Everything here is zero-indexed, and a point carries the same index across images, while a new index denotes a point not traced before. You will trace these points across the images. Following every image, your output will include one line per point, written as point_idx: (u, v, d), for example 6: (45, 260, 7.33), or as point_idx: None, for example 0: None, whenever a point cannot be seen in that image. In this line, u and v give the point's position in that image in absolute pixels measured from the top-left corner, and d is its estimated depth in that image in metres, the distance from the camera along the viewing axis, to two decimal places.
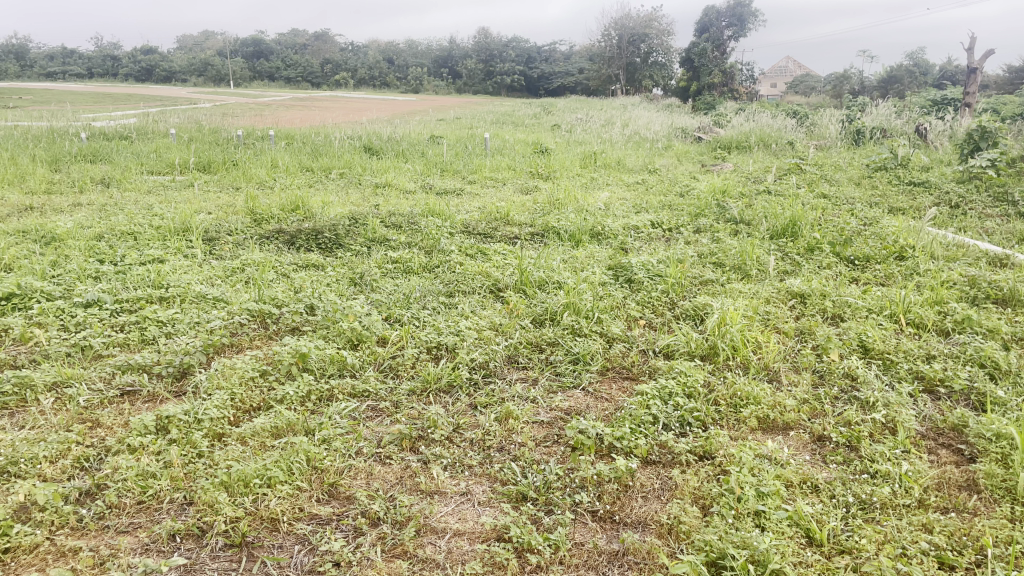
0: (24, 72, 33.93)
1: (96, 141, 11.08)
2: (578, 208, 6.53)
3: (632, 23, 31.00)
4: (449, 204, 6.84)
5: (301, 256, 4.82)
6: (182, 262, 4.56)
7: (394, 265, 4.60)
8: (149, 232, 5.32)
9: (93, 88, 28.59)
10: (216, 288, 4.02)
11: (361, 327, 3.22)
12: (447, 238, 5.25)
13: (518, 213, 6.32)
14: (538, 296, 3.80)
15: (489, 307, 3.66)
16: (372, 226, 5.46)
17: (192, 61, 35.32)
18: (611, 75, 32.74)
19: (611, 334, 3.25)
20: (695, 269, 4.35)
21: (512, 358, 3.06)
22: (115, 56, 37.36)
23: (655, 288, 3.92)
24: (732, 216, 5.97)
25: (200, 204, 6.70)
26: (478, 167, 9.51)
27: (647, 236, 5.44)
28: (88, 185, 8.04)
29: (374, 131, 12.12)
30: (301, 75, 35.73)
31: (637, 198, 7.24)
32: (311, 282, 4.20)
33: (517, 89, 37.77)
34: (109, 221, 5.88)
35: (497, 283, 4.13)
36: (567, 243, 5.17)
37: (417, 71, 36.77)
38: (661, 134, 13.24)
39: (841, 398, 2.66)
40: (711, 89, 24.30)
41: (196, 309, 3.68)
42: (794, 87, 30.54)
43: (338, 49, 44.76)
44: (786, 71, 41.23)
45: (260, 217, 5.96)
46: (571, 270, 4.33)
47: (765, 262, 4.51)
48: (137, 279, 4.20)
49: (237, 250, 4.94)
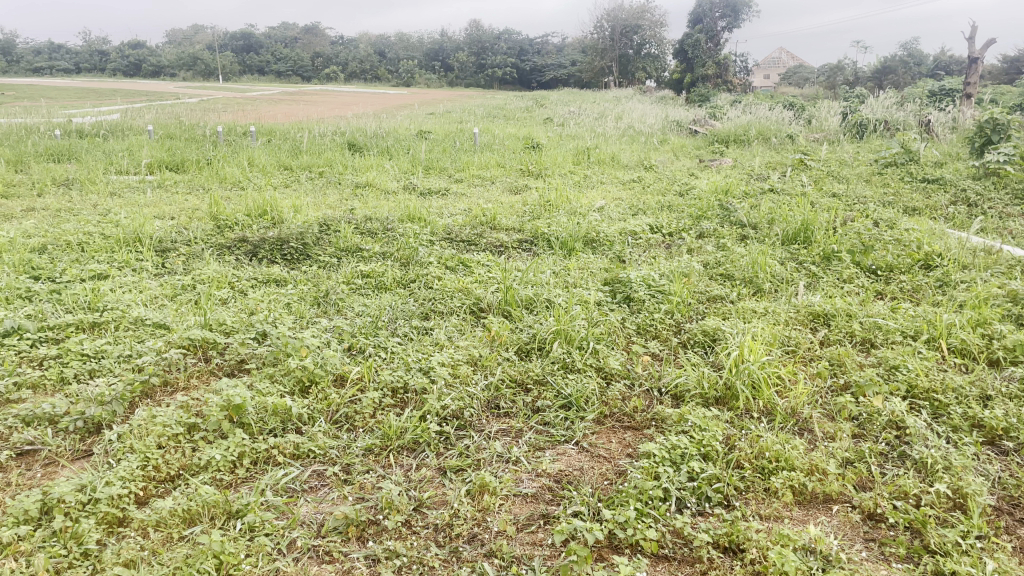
0: (9, 67, 33.21)
1: (66, 138, 10.52)
2: (571, 211, 6.05)
3: (625, 14, 30.64)
4: (432, 207, 6.35)
5: (262, 270, 4.33)
6: (128, 280, 4.06)
7: (364, 280, 4.12)
8: (97, 242, 4.81)
9: (78, 83, 27.89)
10: (159, 312, 3.53)
11: (314, 363, 2.73)
12: (426, 246, 4.76)
13: (505, 216, 5.84)
14: (524, 320, 3.31)
15: (467, 335, 3.18)
16: (344, 233, 4.96)
17: (181, 55, 34.78)
18: (604, 68, 32.24)
19: (610, 368, 2.78)
20: (700, 284, 3.87)
21: (492, 402, 2.58)
22: (103, 52, 36.70)
23: (658, 309, 3.44)
24: (738, 219, 5.50)
25: (163, 209, 6.19)
26: (467, 165, 9.01)
27: (646, 244, 4.96)
28: (50, 186, 7.53)
29: (359, 126, 11.61)
30: (291, 70, 35.20)
31: (634, 198, 6.78)
32: (267, 303, 3.71)
33: (509, 83, 37.27)
34: (58, 228, 5.36)
35: (478, 303, 3.65)
36: (558, 252, 4.70)
37: (408, 65, 36.26)
38: (656, 129, 12.74)
39: (890, 457, 2.20)
40: (704, 81, 23.80)
41: (129, 339, 3.18)
42: (788, 79, 30.16)
43: (329, 43, 44.16)
44: (779, 63, 40.81)
45: (223, 224, 5.46)
46: (562, 286, 3.86)
47: (779, 275, 4.05)
48: (71, 301, 3.69)
49: (193, 264, 4.44)
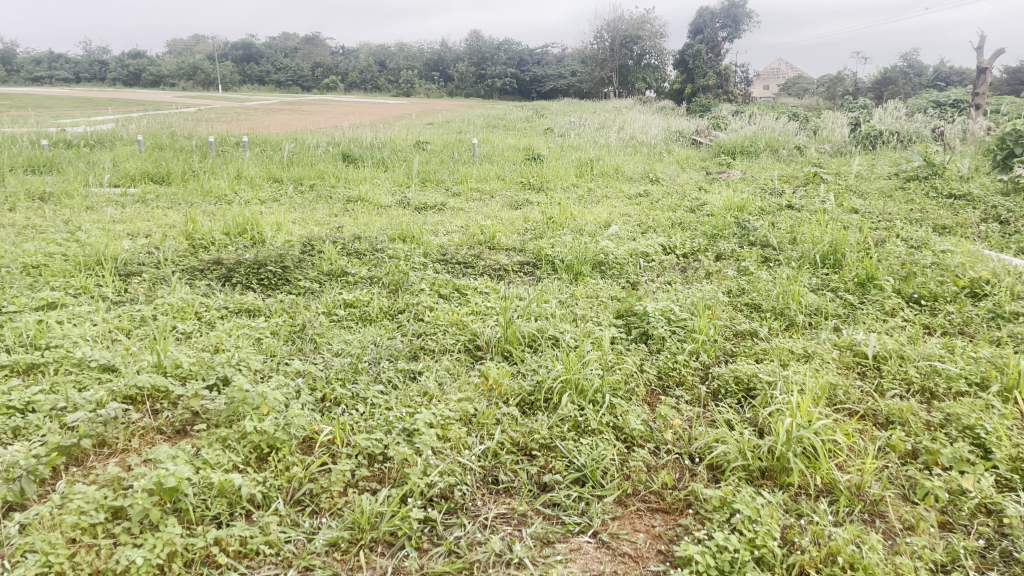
0: (9, 77, 32.84)
1: (49, 148, 10.03)
2: (576, 229, 5.62)
3: (625, 24, 30.28)
4: (425, 223, 5.90)
5: (234, 298, 3.88)
6: (83, 312, 3.59)
7: (346, 310, 3.67)
8: (55, 264, 4.34)
9: (77, 93, 27.48)
10: (108, 352, 3.06)
11: (275, 424, 2.27)
12: (417, 270, 4.32)
13: (504, 234, 5.40)
14: (527, 364, 2.85)
15: (460, 382, 2.72)
16: (328, 254, 4.51)
17: (181, 65, 34.48)
18: (604, 77, 31.89)
19: (631, 430, 2.33)
20: (726, 318, 3.42)
21: (489, 475, 2.14)
22: (102, 61, 36.37)
23: (682, 349, 2.98)
24: (758, 240, 5.06)
25: (138, 226, 5.73)
26: (464, 177, 8.59)
27: (659, 267, 4.51)
28: (23, 199, 7.06)
29: (355, 136, 11.15)
30: (291, 79, 34.89)
31: (642, 215, 6.34)
32: (234, 339, 3.25)
33: (509, 93, 36.91)
34: (18, 246, 4.89)
35: (474, 340, 3.20)
36: (564, 277, 4.25)
37: (408, 74, 35.91)
38: (659, 139, 12.32)
39: (989, 559, 1.76)
40: (705, 91, 23.49)
41: (67, 387, 2.71)
42: (789, 89, 29.78)
43: (330, 53, 43.87)
44: (779, 74, 40.50)
45: (199, 243, 5.00)
46: (569, 318, 3.41)
47: (812, 306, 3.60)
48: (12, 336, 3.21)
49: (158, 291, 3.98)
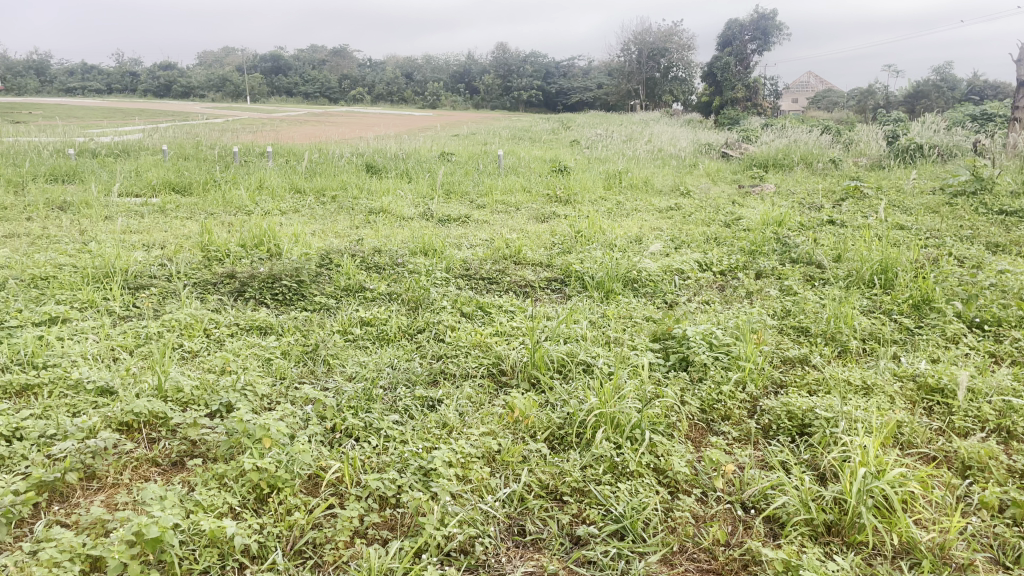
0: (44, 89, 33.33)
1: (75, 157, 9.97)
2: (606, 244, 5.38)
3: (652, 37, 30.02)
4: (449, 236, 5.69)
5: (246, 314, 3.67)
6: (86, 327, 3.39)
7: (363, 329, 3.45)
8: (65, 276, 4.17)
9: (109, 103, 27.78)
10: (108, 372, 2.85)
11: (278, 461, 2.05)
12: (439, 286, 4.09)
13: (531, 249, 5.17)
14: (557, 392, 2.60)
15: (483, 413, 2.48)
16: (346, 269, 4.30)
17: (211, 77, 34.79)
18: (631, 90, 31.65)
19: (674, 473, 2.07)
20: (773, 344, 3.15)
21: (515, 525, 1.90)
22: (135, 73, 36.79)
23: (726, 378, 2.72)
24: (800, 257, 4.78)
25: (153, 236, 5.57)
26: (490, 189, 8.37)
27: (695, 285, 4.25)
28: (43, 209, 6.94)
29: (380, 147, 11.00)
30: (318, 91, 35.06)
31: (675, 229, 6.07)
32: (242, 359, 3.04)
33: (535, 106, 36.79)
34: (29, 257, 4.72)
35: (498, 363, 2.96)
36: (594, 295, 4.00)
37: (434, 86, 35.92)
38: (689, 152, 12.04)
39: None
40: (734, 103, 23.16)
41: (58, 411, 2.50)
42: (818, 103, 29.33)
43: (357, 65, 44.08)
44: (808, 87, 39.99)
45: (214, 255, 4.82)
46: (601, 341, 3.16)
47: (865, 331, 3.32)
48: (7, 352, 3.00)
49: (166, 307, 3.78)
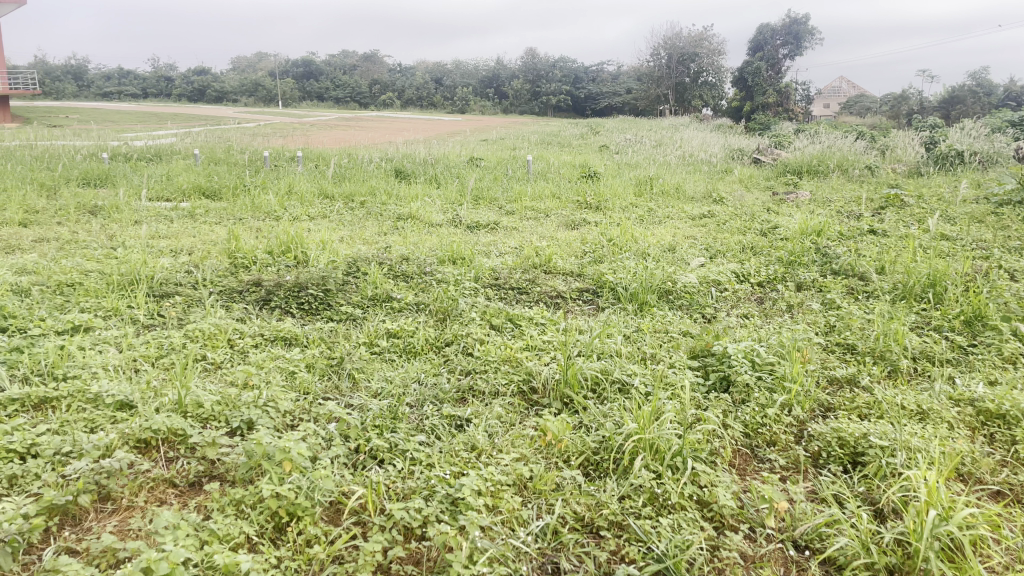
0: (81, 93, 33.89)
1: (108, 161, 10.02)
2: (639, 253, 5.23)
3: (682, 41, 29.78)
4: (477, 244, 5.58)
5: (270, 324, 3.58)
6: (109, 336, 3.32)
7: (389, 341, 3.34)
8: (91, 283, 4.12)
9: (144, 108, 28.19)
10: (128, 384, 2.77)
11: (298, 488, 1.95)
12: (468, 296, 3.98)
13: (561, 257, 5.04)
14: (591, 414, 2.47)
15: (514, 435, 2.35)
16: (373, 278, 4.21)
17: (243, 82, 35.14)
18: (660, 95, 31.40)
19: (718, 506, 1.94)
20: (818, 363, 2.98)
21: (549, 562, 1.78)
22: (169, 77, 37.27)
23: (771, 401, 2.57)
24: (842, 269, 4.60)
25: (181, 242, 5.53)
26: (519, 196, 8.26)
27: (733, 298, 4.09)
28: (73, 213, 6.94)
29: (409, 152, 10.94)
30: (349, 96, 35.27)
31: (709, 237, 5.91)
32: (265, 372, 2.94)
33: (563, 110, 36.65)
34: (56, 263, 4.69)
35: (529, 380, 2.83)
36: (628, 308, 3.86)
37: (463, 91, 35.94)
38: (720, 158, 11.84)
39: None
40: (765, 109, 22.84)
41: (77, 426, 2.42)
42: (850, 108, 28.87)
43: (387, 70, 44.30)
44: (841, 91, 39.40)
45: (241, 262, 4.76)
46: (636, 357, 3.02)
47: (915, 350, 3.14)
48: (28, 363, 2.93)
49: (191, 316, 3.70)
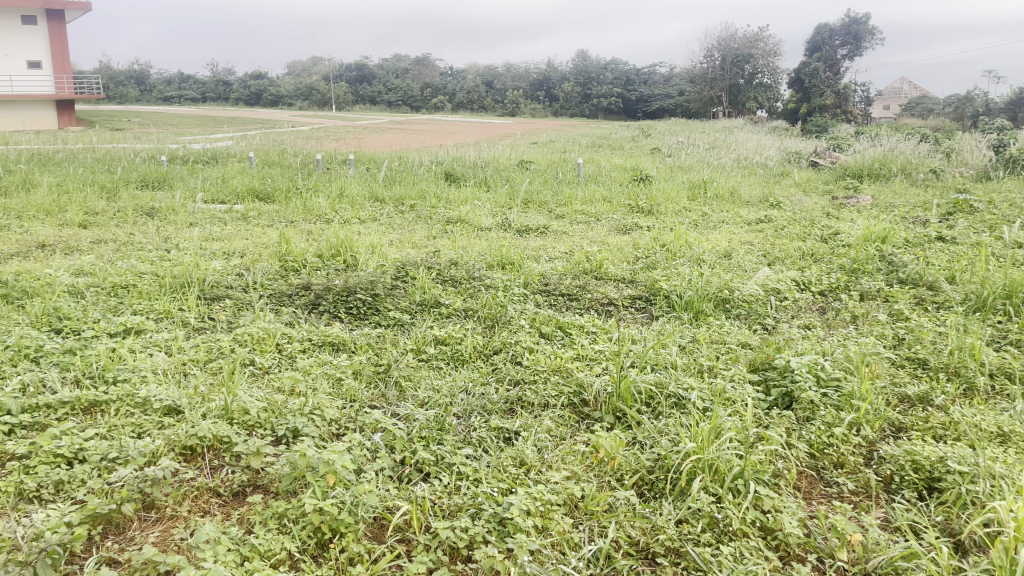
0: (143, 98, 34.87)
1: (166, 164, 10.21)
2: (693, 259, 5.08)
3: (737, 43, 29.27)
4: (527, 248, 5.50)
5: (318, 329, 3.55)
6: (160, 340, 3.32)
7: (437, 349, 3.28)
8: (145, 285, 4.15)
9: (203, 112, 28.87)
10: (175, 389, 2.75)
11: (342, 503, 1.89)
12: (518, 303, 3.89)
13: (613, 263, 4.92)
14: (646, 429, 2.36)
15: (565, 451, 2.26)
16: (421, 283, 4.15)
17: (298, 86, 35.72)
18: (714, 97, 30.90)
19: (784, 535, 1.82)
20: (887, 379, 2.82)
21: None
22: (227, 81, 38.10)
23: (838, 419, 2.42)
24: (909, 278, 4.39)
25: (234, 245, 5.57)
26: (569, 199, 8.15)
27: (793, 307, 3.93)
28: (131, 215, 7.07)
29: (459, 155, 10.92)
30: (401, 99, 35.57)
31: (766, 244, 5.72)
32: (311, 379, 2.90)
33: (614, 113, 36.34)
34: (112, 265, 4.75)
35: (580, 392, 2.73)
36: (682, 317, 3.73)
37: (513, 93, 35.91)
38: (776, 161, 11.54)
39: None
40: (823, 111, 22.29)
41: (124, 432, 2.40)
42: (911, 110, 28.01)
43: (438, 73, 44.57)
44: (901, 92, 38.27)
45: (292, 265, 4.76)
46: (692, 370, 2.89)
47: (993, 366, 2.95)
48: (80, 365, 2.94)
49: (240, 320, 3.70)
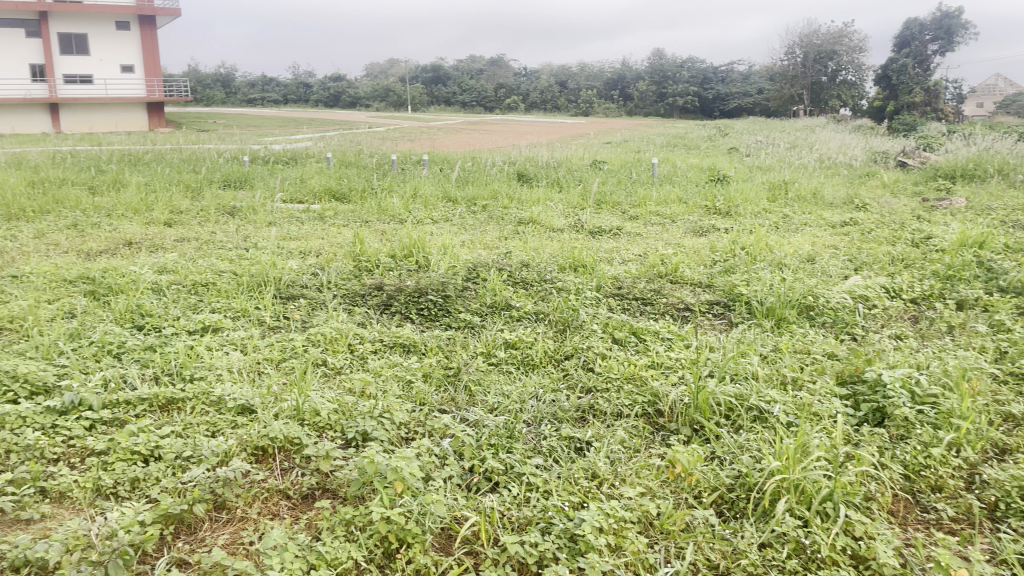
0: (228, 100, 36.08)
1: (249, 164, 10.50)
2: (773, 263, 4.89)
3: (820, 39, 28.32)
4: (600, 250, 5.40)
5: (390, 330, 3.54)
6: (236, 338, 3.37)
7: (507, 353, 3.22)
8: (224, 284, 4.23)
9: (284, 113, 29.68)
10: (249, 388, 2.77)
11: (409, 512, 1.85)
12: (591, 307, 3.81)
13: (690, 266, 4.77)
14: (726, 444, 2.25)
15: (639, 464, 2.17)
16: (493, 285, 4.11)
17: (376, 87, 36.34)
18: (795, 95, 30.00)
19: (878, 565, 1.70)
20: (990, 396, 2.62)
21: None
22: (308, 83, 39.07)
23: (936, 439, 2.25)
24: (1010, 287, 4.11)
25: (310, 244, 5.64)
26: (644, 200, 8.00)
27: (882, 316, 3.72)
28: (214, 214, 7.27)
29: (532, 155, 10.87)
30: (475, 99, 35.77)
31: (852, 248, 5.46)
32: (381, 381, 2.88)
33: (690, 112, 35.68)
34: (194, 262, 4.87)
35: (655, 402, 2.63)
36: (763, 325, 3.57)
37: (588, 93, 35.66)
38: (862, 161, 11.08)
39: None
40: (911, 109, 21.37)
41: (198, 430, 2.42)
42: (1008, 107, 26.56)
43: (512, 73, 44.66)
44: (996, 89, 36.37)
45: (365, 265, 4.78)
46: (774, 382, 2.75)
47: None
48: (160, 362, 3.00)
49: (314, 319, 3.72)
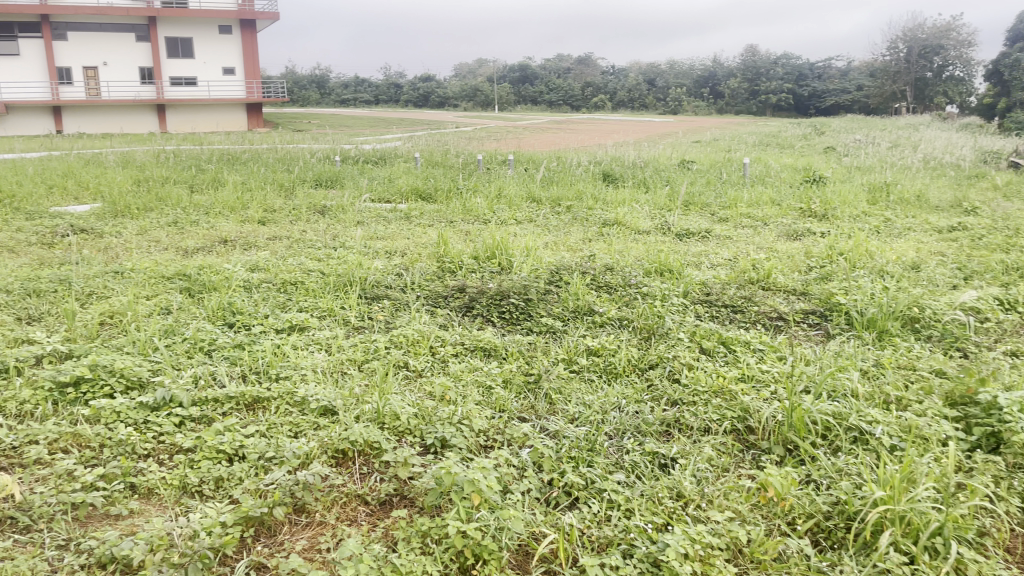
0: (322, 100, 37.10)
1: (339, 164, 10.72)
2: (873, 270, 4.64)
3: (925, 33, 26.94)
4: (688, 254, 5.24)
5: (471, 333, 3.51)
6: (321, 338, 3.40)
7: (590, 360, 3.14)
8: (312, 283, 4.30)
9: (375, 113, 30.28)
10: (332, 389, 2.78)
11: (487, 526, 1.80)
12: (677, 314, 3.68)
13: (783, 272, 4.57)
14: (822, 466, 2.11)
15: (727, 484, 2.06)
16: (576, 289, 4.03)
17: (463, 88, 36.68)
18: (896, 92, 28.66)
19: None
20: None
21: None
22: (397, 84, 39.78)
23: None
24: None
25: (395, 244, 5.69)
26: (734, 201, 7.76)
27: (995, 330, 3.46)
28: (304, 213, 7.44)
29: (619, 155, 10.71)
30: (562, 99, 35.65)
31: (959, 254, 5.13)
32: (461, 386, 2.85)
33: (784, 110, 34.56)
34: (283, 261, 4.98)
35: (745, 418, 2.50)
36: (862, 337, 3.38)
37: (676, 92, 35.01)
38: (971, 161, 10.44)
39: None
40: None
41: (281, 431, 2.44)
42: None
43: (600, 71, 44.30)
44: None
45: (449, 266, 4.78)
46: (874, 400, 2.58)
47: None
48: (248, 360, 3.05)
49: (397, 320, 3.73)
